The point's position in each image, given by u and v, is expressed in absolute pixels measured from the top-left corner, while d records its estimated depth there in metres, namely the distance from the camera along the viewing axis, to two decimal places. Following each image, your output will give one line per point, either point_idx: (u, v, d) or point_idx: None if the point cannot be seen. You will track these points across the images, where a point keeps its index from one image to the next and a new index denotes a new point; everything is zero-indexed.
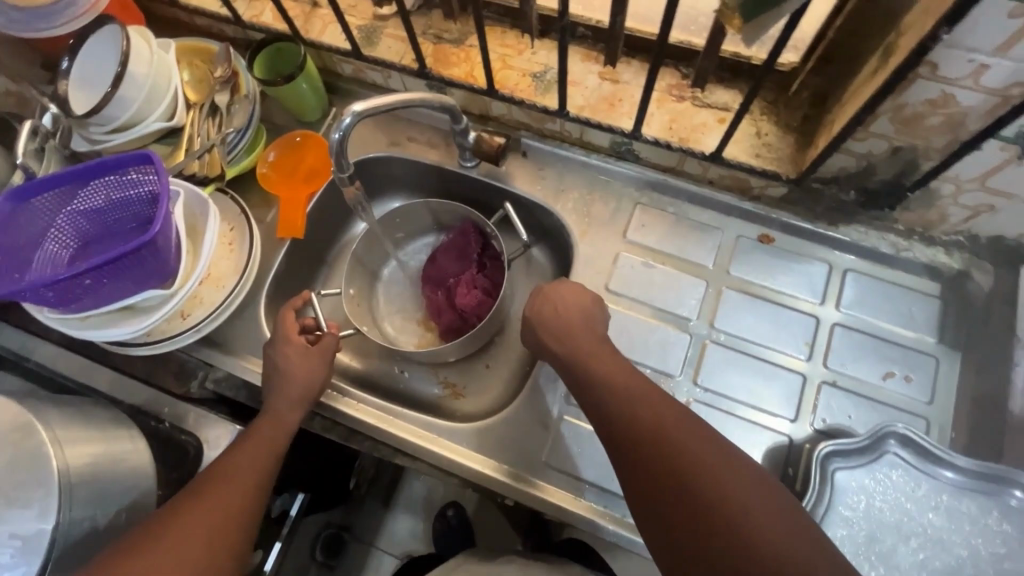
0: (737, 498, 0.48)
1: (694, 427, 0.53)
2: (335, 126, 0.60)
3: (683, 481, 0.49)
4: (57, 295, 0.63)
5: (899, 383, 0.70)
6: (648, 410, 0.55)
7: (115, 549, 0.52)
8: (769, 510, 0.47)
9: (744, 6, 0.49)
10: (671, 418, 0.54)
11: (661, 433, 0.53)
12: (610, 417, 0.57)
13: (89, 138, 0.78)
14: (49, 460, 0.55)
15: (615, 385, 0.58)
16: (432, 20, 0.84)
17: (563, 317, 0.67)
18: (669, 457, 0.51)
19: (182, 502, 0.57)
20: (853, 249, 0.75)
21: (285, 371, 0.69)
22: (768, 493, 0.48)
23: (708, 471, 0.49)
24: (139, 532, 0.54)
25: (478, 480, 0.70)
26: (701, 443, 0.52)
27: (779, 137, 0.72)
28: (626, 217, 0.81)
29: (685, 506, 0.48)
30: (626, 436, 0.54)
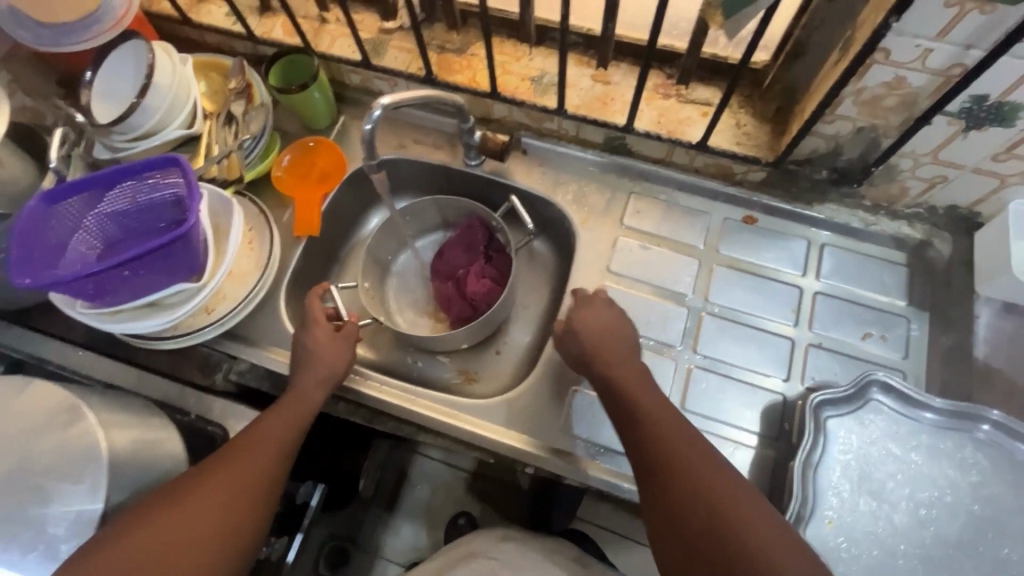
0: (734, 518, 0.53)
1: (711, 455, 0.59)
2: (366, 118, 0.65)
3: (695, 503, 0.55)
4: (96, 287, 0.67)
5: (876, 342, 0.77)
6: (671, 433, 0.61)
7: (151, 495, 0.58)
8: (763, 529, 0.53)
9: (726, 4, 0.57)
10: (691, 445, 0.60)
11: (681, 459, 0.58)
12: (634, 434, 0.63)
13: (111, 146, 0.82)
14: (97, 439, 0.57)
15: (642, 405, 0.64)
16: (436, 32, 0.91)
17: (594, 332, 0.71)
18: (686, 479, 0.57)
19: (214, 462, 0.62)
20: (827, 225, 0.82)
21: (312, 353, 0.73)
22: (774, 518, 0.54)
23: (718, 495, 0.55)
24: (166, 489, 0.59)
25: (501, 449, 0.74)
26: (717, 472, 0.57)
27: (756, 127, 0.81)
28: (622, 205, 0.88)
29: (697, 525, 0.54)
30: (648, 453, 0.60)
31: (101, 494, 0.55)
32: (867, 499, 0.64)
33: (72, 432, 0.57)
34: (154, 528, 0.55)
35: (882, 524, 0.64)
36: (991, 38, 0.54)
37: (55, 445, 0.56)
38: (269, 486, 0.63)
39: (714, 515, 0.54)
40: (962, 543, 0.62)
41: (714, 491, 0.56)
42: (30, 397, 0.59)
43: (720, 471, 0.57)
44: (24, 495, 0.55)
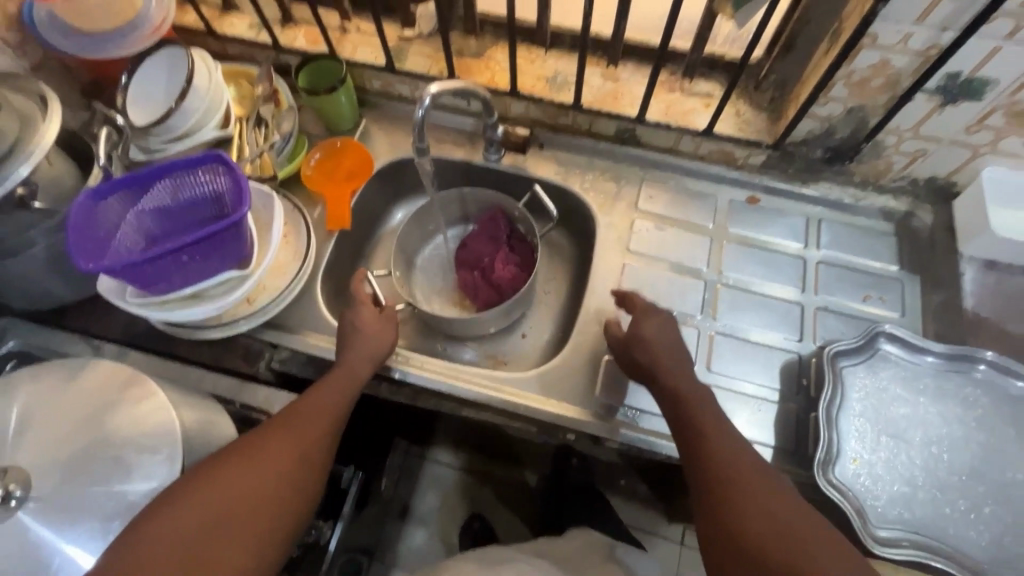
0: (768, 512, 0.56)
1: (764, 470, 0.60)
2: (417, 105, 0.74)
3: (744, 507, 0.57)
4: (151, 273, 0.69)
5: (876, 303, 0.84)
6: (726, 443, 0.63)
7: (211, 456, 0.60)
8: (795, 524, 0.54)
9: None
10: (743, 458, 0.61)
11: (733, 468, 0.60)
12: (687, 440, 0.65)
13: (145, 147, 0.86)
14: (170, 414, 0.59)
15: (696, 415, 0.66)
16: (453, 39, 0.98)
17: (655, 344, 0.73)
18: (736, 485, 0.59)
19: (267, 430, 0.64)
20: (822, 202, 0.91)
21: (358, 332, 0.76)
22: (812, 519, 0.55)
23: (769, 504, 0.57)
24: (229, 448, 0.61)
25: (543, 417, 0.78)
26: (767, 484, 0.59)
27: (754, 115, 0.89)
28: (635, 191, 0.94)
29: (744, 524, 0.56)
30: (700, 456, 0.63)
31: (179, 463, 0.57)
32: (886, 438, 0.71)
33: (148, 405, 0.59)
34: (215, 482, 0.56)
35: (900, 460, 0.70)
36: (963, 20, 0.63)
37: (131, 419, 0.58)
38: (319, 455, 0.65)
39: (764, 521, 0.55)
40: (971, 470, 0.69)
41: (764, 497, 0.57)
42: (100, 376, 0.61)
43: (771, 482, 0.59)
44: (102, 467, 0.56)
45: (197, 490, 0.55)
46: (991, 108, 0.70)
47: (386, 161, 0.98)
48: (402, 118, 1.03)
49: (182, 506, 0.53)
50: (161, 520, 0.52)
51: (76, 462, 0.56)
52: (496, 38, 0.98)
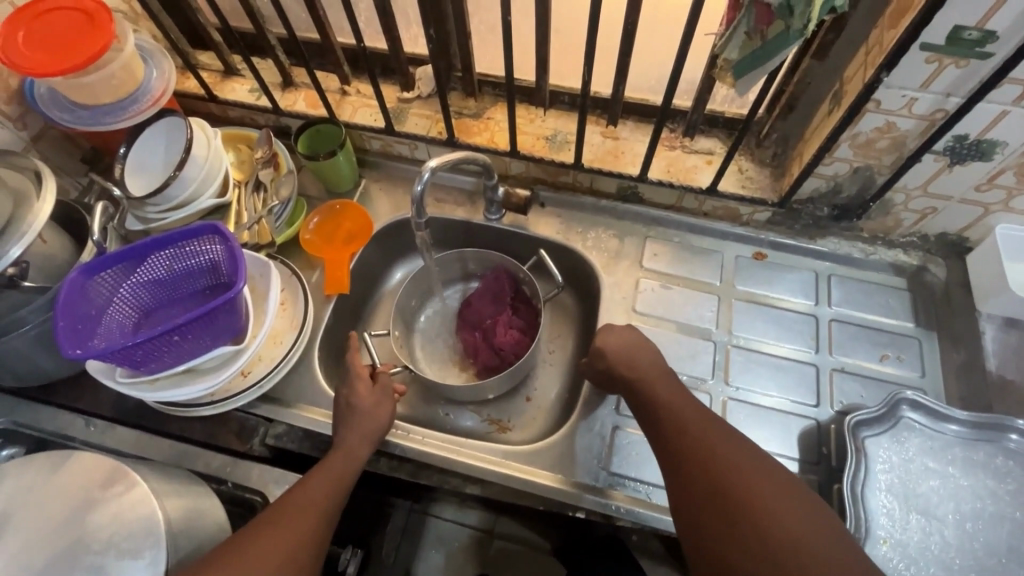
0: (763, 504, 0.55)
1: (776, 480, 0.57)
2: (416, 179, 0.73)
3: (739, 498, 0.56)
4: (143, 354, 0.67)
5: (894, 363, 0.81)
6: (724, 457, 0.59)
7: (205, 558, 0.55)
8: (791, 515, 0.54)
9: (736, 66, 0.64)
10: (751, 471, 0.58)
11: (738, 492, 0.56)
12: (671, 453, 0.62)
13: (144, 218, 0.84)
14: (154, 510, 0.55)
15: (685, 433, 0.63)
16: (453, 100, 0.98)
17: (623, 352, 0.73)
18: (747, 516, 0.55)
19: (263, 524, 0.59)
20: (831, 256, 0.89)
21: (355, 409, 0.73)
22: (809, 511, 0.55)
23: (784, 532, 0.53)
24: (225, 543, 0.57)
25: (549, 495, 0.74)
26: (780, 501, 0.55)
27: (758, 171, 0.88)
28: (640, 248, 0.93)
29: (736, 525, 0.55)
30: (693, 477, 0.59)
31: (161, 568, 0.53)
32: (916, 515, 0.67)
33: (129, 503, 0.55)
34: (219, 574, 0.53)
35: (934, 540, 0.65)
36: (967, 86, 0.62)
37: (112, 518, 0.55)
38: (317, 544, 0.61)
39: (775, 557, 0.52)
40: (1012, 550, 0.64)
41: (776, 525, 0.53)
42: (82, 469, 0.58)
43: (787, 495, 0.56)
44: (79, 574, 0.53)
45: None
46: (1001, 168, 0.69)
47: (385, 222, 0.97)
48: (402, 178, 1.02)
49: None
50: None
51: (54, 567, 0.53)
52: (495, 99, 0.98)
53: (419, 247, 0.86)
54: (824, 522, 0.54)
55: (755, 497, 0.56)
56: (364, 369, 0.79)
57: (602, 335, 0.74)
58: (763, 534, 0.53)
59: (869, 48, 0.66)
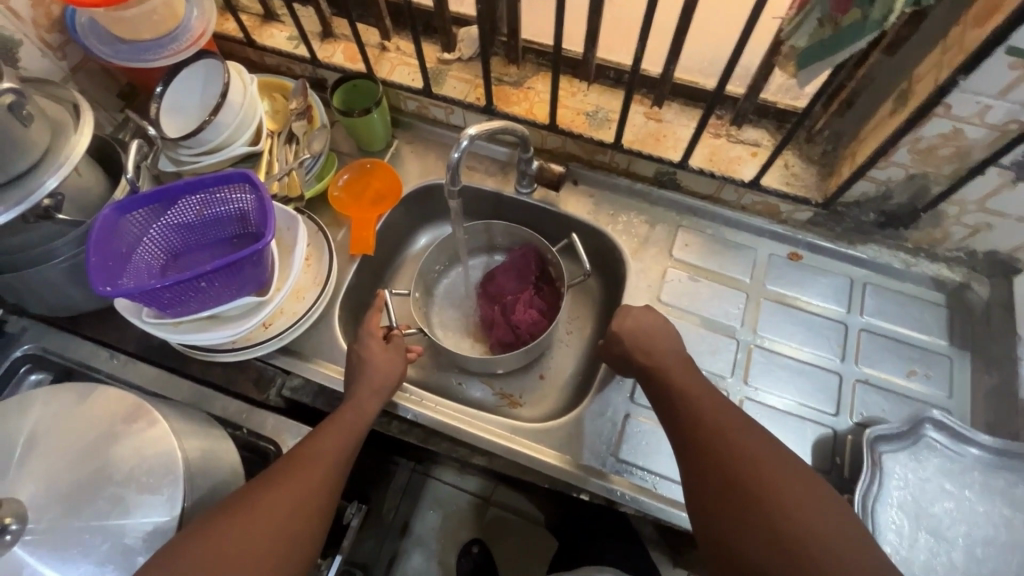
0: (777, 494, 0.54)
1: (794, 473, 0.56)
2: (453, 147, 0.71)
3: (753, 485, 0.55)
4: (171, 297, 0.67)
5: (921, 380, 0.79)
6: (740, 446, 0.58)
7: (223, 503, 0.57)
8: (804, 507, 0.53)
9: (800, 55, 0.60)
10: (765, 459, 0.57)
11: (753, 482, 0.56)
12: (684, 439, 0.62)
13: (176, 160, 0.84)
14: (173, 449, 0.56)
15: (701, 422, 0.62)
16: (495, 65, 0.95)
17: (639, 337, 0.73)
18: (763, 509, 0.54)
19: (276, 474, 0.61)
20: (869, 264, 0.86)
21: (367, 367, 0.73)
22: (824, 504, 0.54)
23: (802, 527, 0.52)
24: (241, 490, 0.59)
25: (556, 474, 0.74)
26: (799, 493, 0.54)
27: (804, 169, 0.84)
28: (671, 238, 0.90)
29: (747, 514, 0.54)
30: (707, 467, 0.59)
31: (178, 505, 0.55)
32: (926, 534, 0.66)
33: (150, 439, 0.57)
34: (236, 520, 0.55)
35: (940, 561, 0.65)
36: None
37: (133, 453, 0.56)
38: (327, 497, 0.62)
39: (785, 546, 0.51)
40: None
41: (793, 518, 0.53)
42: (105, 402, 0.59)
43: (807, 489, 0.55)
44: (99, 504, 0.54)
45: (218, 530, 0.53)
46: None
47: (415, 186, 0.96)
48: (435, 142, 1.00)
49: (204, 541, 0.52)
50: (184, 557, 0.51)
51: (75, 496, 0.54)
52: (538, 68, 0.95)
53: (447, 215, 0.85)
54: (845, 518, 0.53)
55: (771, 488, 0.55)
56: (380, 329, 0.78)
57: (620, 320, 0.74)
58: (779, 526, 0.52)
59: (947, 47, 0.61)
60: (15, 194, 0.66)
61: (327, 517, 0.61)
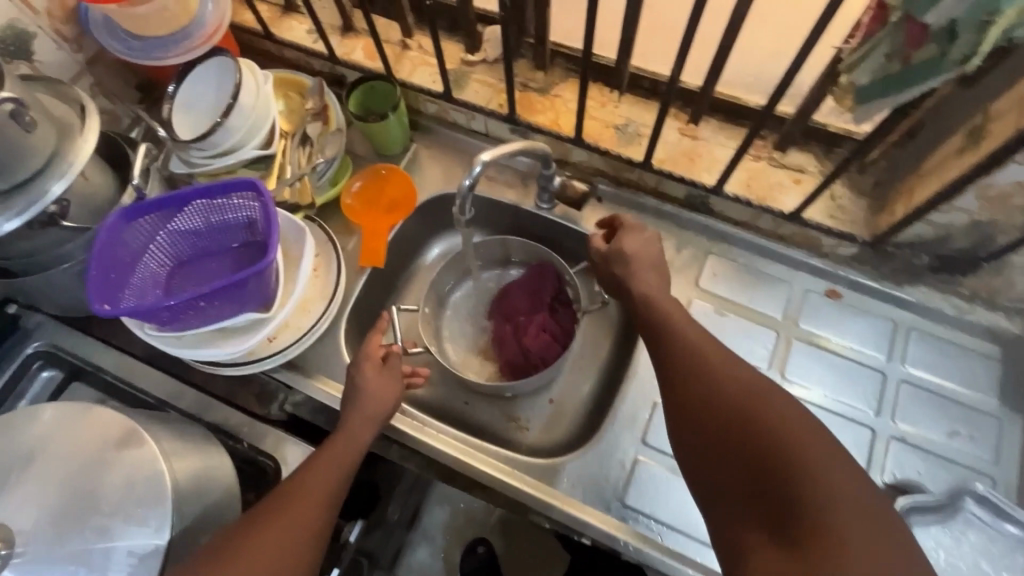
0: (762, 416, 0.53)
1: (776, 394, 0.55)
2: (464, 174, 0.67)
3: (733, 406, 0.55)
4: (170, 315, 0.65)
5: (963, 442, 0.73)
6: (724, 373, 0.58)
7: (209, 549, 0.55)
8: (788, 423, 0.52)
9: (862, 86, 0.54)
10: (746, 383, 0.57)
11: (747, 431, 0.53)
12: (669, 369, 0.62)
13: (188, 162, 0.81)
14: (162, 479, 0.56)
15: (688, 353, 0.61)
16: (521, 68, 0.89)
17: (637, 256, 0.72)
18: (748, 430, 0.53)
19: (263, 514, 0.59)
20: (917, 309, 0.79)
21: (361, 392, 0.71)
22: (809, 420, 0.52)
23: (786, 443, 0.51)
24: (225, 535, 0.57)
25: (557, 516, 0.71)
26: (800, 441, 0.50)
27: (852, 201, 0.78)
28: (699, 265, 0.84)
29: (732, 435, 0.54)
30: (693, 396, 0.58)
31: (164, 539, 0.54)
32: None
33: (139, 466, 0.56)
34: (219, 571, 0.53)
35: None
36: None
37: (123, 480, 0.55)
38: (317, 537, 0.60)
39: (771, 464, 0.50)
40: None
41: (790, 467, 0.49)
42: (95, 423, 0.58)
43: (809, 435, 0.51)
44: (84, 535, 0.54)
45: None
46: None
47: (430, 195, 0.92)
48: (455, 147, 0.95)
49: None
50: None
51: (63, 522, 0.54)
52: (567, 74, 0.88)
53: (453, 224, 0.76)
54: (850, 469, 0.49)
55: (768, 437, 0.52)
56: (379, 351, 0.75)
57: (622, 235, 0.74)
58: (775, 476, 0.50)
59: None
60: (21, 200, 0.65)
61: (316, 557, 0.59)
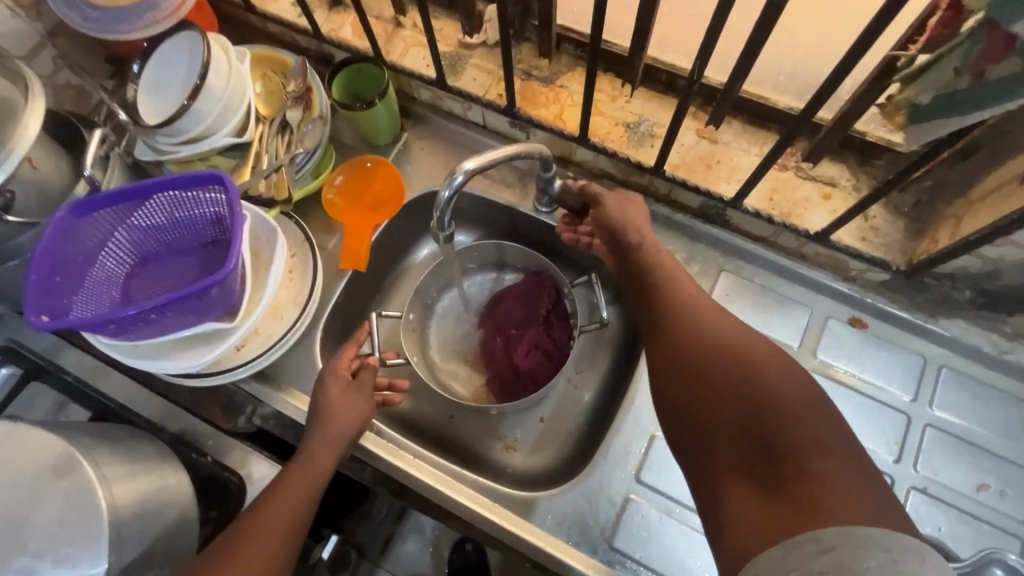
0: (746, 364, 0.50)
1: (763, 346, 0.52)
2: (445, 183, 0.61)
3: (716, 352, 0.52)
4: (119, 328, 0.59)
5: (992, 497, 0.66)
6: (711, 321, 0.55)
7: None
8: (773, 374, 0.49)
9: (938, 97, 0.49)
10: (732, 332, 0.53)
11: (728, 374, 0.50)
12: (654, 316, 0.58)
13: (155, 148, 0.73)
14: (100, 513, 0.51)
15: (674, 302, 0.58)
16: (524, 54, 0.80)
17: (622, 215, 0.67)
18: (730, 378, 0.49)
19: (217, 559, 0.55)
20: (950, 344, 0.71)
21: (326, 412, 0.65)
22: (795, 375, 0.49)
23: (768, 391, 0.47)
24: None
25: (537, 556, 0.65)
26: (785, 389, 0.47)
27: (887, 222, 0.70)
28: (710, 282, 0.76)
29: (712, 380, 0.50)
30: (675, 343, 0.55)
31: None
32: None
33: (77, 495, 0.52)
34: None
35: None
36: None
37: (57, 512, 0.51)
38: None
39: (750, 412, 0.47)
40: None
41: (773, 411, 0.46)
42: (32, 445, 0.53)
43: (793, 383, 0.48)
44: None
45: None
46: None
47: (419, 192, 0.84)
48: (449, 139, 0.87)
49: None
50: None
51: None
52: (574, 63, 0.80)
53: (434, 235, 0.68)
54: (836, 416, 0.46)
55: (752, 380, 0.48)
56: (350, 364, 0.70)
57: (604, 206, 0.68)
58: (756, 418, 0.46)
59: None
60: None
61: None
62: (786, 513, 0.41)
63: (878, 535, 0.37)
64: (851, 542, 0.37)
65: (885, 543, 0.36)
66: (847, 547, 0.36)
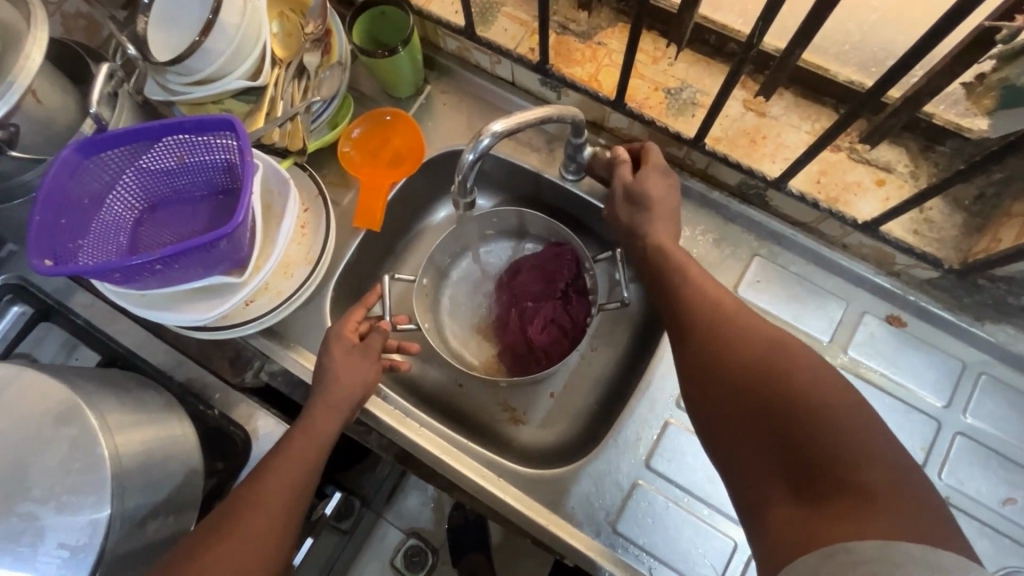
0: (775, 367, 0.47)
1: (794, 349, 0.48)
2: (470, 145, 0.57)
3: (743, 355, 0.49)
4: (125, 276, 0.57)
5: (1019, 512, 0.63)
6: (738, 323, 0.52)
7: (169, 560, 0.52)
8: (805, 378, 0.45)
9: None
10: (761, 335, 0.50)
11: (758, 376, 0.47)
12: (679, 317, 0.56)
13: (165, 87, 0.69)
14: (104, 465, 0.51)
15: (700, 304, 0.55)
16: (562, 5, 0.74)
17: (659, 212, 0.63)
18: (758, 384, 0.47)
19: (225, 520, 0.55)
20: (993, 350, 0.67)
21: (329, 376, 0.64)
22: (829, 377, 0.46)
23: (799, 396, 0.44)
24: (183, 548, 0.53)
25: (543, 535, 0.64)
26: (817, 392, 0.44)
27: (944, 215, 0.65)
28: (741, 267, 0.72)
29: (740, 385, 0.48)
30: (699, 347, 0.52)
31: (100, 531, 0.50)
32: None
33: (82, 445, 0.51)
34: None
35: None
36: None
37: (63, 460, 0.51)
38: (280, 538, 0.55)
39: (779, 419, 0.44)
40: None
41: (806, 417, 0.43)
42: (40, 390, 0.53)
43: (822, 381, 0.45)
44: (11, 522, 0.50)
45: None
46: None
47: (439, 150, 0.80)
48: (473, 95, 0.82)
49: None
50: None
51: None
52: (615, 17, 0.73)
53: (454, 202, 0.64)
54: (872, 419, 0.43)
55: (782, 384, 0.45)
56: (356, 328, 0.68)
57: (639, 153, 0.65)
58: (784, 423, 0.44)
59: None
60: None
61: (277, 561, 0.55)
62: (820, 523, 0.40)
63: (917, 550, 0.35)
64: (885, 556, 0.35)
65: (924, 557, 0.35)
66: (880, 560, 0.35)
